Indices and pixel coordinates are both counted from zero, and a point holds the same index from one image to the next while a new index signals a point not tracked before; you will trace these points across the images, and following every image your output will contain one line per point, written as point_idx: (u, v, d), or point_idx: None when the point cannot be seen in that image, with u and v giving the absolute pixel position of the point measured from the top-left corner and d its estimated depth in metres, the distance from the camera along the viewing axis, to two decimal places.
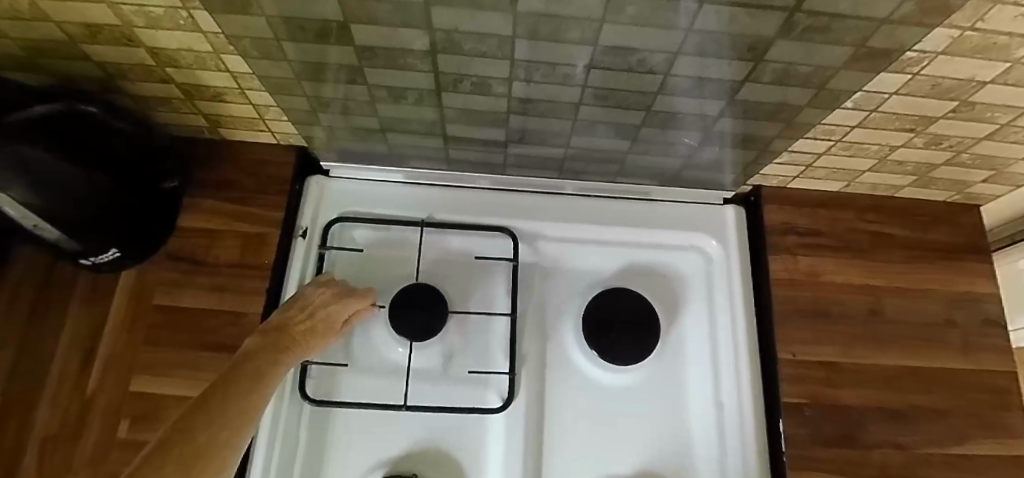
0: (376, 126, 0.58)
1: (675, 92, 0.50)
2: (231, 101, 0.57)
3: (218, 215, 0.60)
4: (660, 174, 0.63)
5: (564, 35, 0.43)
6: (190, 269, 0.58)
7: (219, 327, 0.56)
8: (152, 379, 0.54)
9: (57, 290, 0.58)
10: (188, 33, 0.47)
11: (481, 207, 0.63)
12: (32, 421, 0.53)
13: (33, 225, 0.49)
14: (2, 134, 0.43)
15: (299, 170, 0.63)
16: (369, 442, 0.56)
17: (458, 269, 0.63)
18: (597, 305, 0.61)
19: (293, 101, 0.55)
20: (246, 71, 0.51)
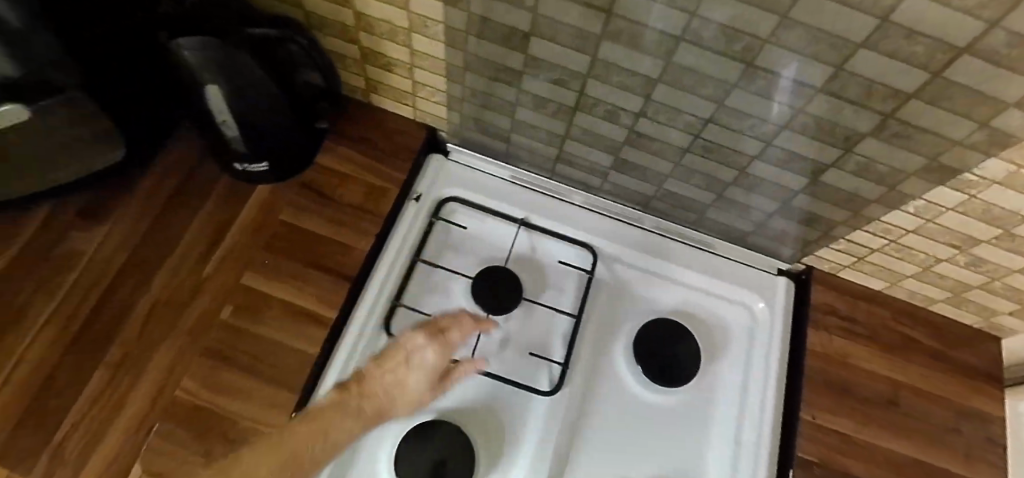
0: (506, 127, 0.67)
1: (768, 161, 0.59)
2: (395, 73, 0.66)
3: (350, 162, 0.69)
4: (729, 232, 0.71)
5: (696, 88, 0.54)
6: (316, 199, 0.66)
7: (330, 253, 0.64)
8: (262, 278, 0.61)
9: (199, 185, 0.66)
10: (398, 9, 0.57)
11: (570, 220, 0.71)
12: (149, 283, 0.61)
13: (222, 121, 0.59)
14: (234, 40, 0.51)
15: (425, 145, 0.72)
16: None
17: (538, 265, 0.70)
18: (651, 330, 0.67)
19: (447, 87, 0.65)
20: (424, 51, 0.61)
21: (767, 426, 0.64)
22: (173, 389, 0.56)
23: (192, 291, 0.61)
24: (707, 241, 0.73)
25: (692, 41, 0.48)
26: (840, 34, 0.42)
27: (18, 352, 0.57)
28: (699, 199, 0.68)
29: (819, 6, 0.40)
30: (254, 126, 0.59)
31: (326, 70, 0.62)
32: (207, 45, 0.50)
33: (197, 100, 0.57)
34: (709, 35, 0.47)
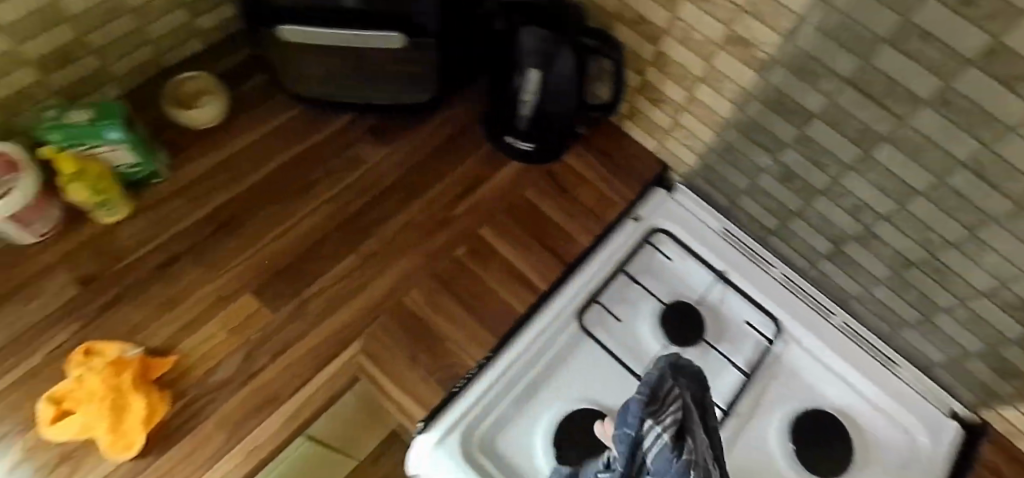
0: (743, 187, 0.73)
1: (1000, 304, 0.59)
2: (661, 109, 0.74)
3: (592, 169, 0.77)
4: (917, 357, 0.73)
5: (959, 214, 0.55)
6: (556, 189, 0.75)
7: (555, 237, 0.72)
8: (496, 235, 0.71)
9: (467, 142, 0.76)
10: (703, 61, 0.65)
11: (767, 288, 0.75)
12: (409, 204, 0.71)
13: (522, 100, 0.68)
14: (565, 41, 0.60)
15: (657, 178, 0.79)
16: (595, 374, 0.67)
17: (723, 318, 0.74)
18: (813, 417, 0.69)
19: (704, 136, 0.72)
20: (702, 100, 0.68)
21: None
22: (399, 297, 0.67)
23: (436, 224, 0.71)
24: (891, 358, 0.74)
25: (974, 169, 0.49)
26: None
27: (301, 216, 0.69)
28: (903, 314, 0.70)
29: None
30: (545, 110, 0.69)
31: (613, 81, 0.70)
32: (543, 38, 0.60)
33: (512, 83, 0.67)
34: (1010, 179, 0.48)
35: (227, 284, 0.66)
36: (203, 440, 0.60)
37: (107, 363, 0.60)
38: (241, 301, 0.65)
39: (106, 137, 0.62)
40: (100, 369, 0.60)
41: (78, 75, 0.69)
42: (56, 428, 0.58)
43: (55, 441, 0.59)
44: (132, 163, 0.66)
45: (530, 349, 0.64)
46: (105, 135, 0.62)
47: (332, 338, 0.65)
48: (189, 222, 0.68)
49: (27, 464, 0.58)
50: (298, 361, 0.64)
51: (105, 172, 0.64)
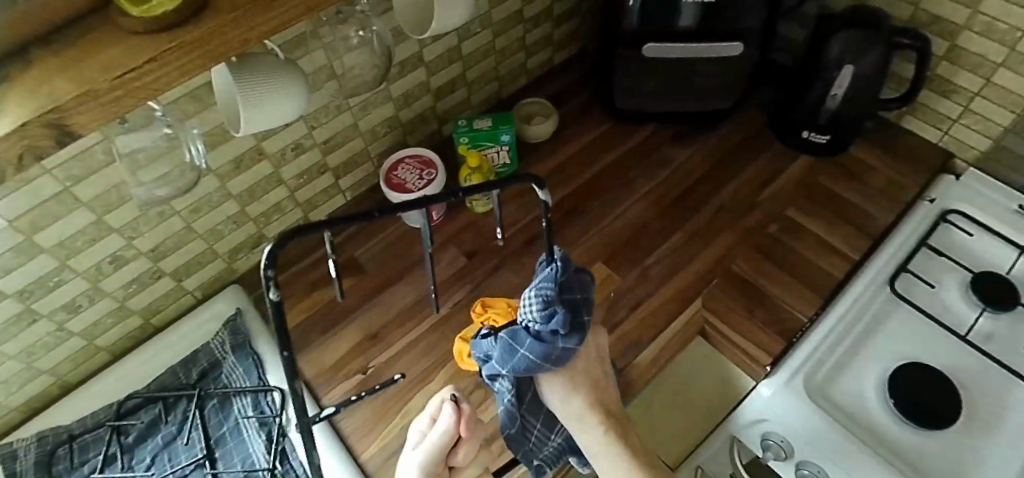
0: (988, 153, 0.81)
1: (867, 294, 0.75)
2: (951, 99, 0.81)
3: (878, 155, 0.85)
4: (875, 303, 0.76)
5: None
6: (847, 175, 0.83)
7: (857, 213, 0.80)
8: (802, 214, 0.81)
9: (761, 139, 0.88)
10: (980, 55, 0.75)
11: (842, 322, 0.74)
12: (721, 188, 0.83)
13: (831, 93, 0.78)
14: (863, 43, 0.72)
15: (941, 166, 0.84)
16: (903, 346, 0.75)
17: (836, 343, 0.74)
18: (900, 379, 0.72)
19: (982, 125, 0.80)
20: (972, 90, 0.78)
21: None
22: (728, 264, 0.78)
23: (744, 208, 0.82)
24: (860, 314, 0.75)
25: None
26: None
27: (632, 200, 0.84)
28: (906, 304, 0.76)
29: None
30: (851, 106, 0.79)
31: (912, 76, 0.78)
32: (848, 37, 0.72)
33: (824, 78, 0.77)
34: None
35: (582, 254, 0.79)
36: None
37: (507, 307, 0.72)
38: (596, 269, 0.78)
39: (501, 139, 0.80)
40: (503, 313, 0.72)
41: (456, 101, 0.89)
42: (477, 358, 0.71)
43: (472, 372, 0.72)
44: (506, 163, 0.82)
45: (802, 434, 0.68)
46: (500, 138, 0.80)
47: (678, 297, 0.75)
48: (542, 209, 0.83)
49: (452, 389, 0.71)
50: (653, 313, 0.74)
51: (490, 168, 0.80)
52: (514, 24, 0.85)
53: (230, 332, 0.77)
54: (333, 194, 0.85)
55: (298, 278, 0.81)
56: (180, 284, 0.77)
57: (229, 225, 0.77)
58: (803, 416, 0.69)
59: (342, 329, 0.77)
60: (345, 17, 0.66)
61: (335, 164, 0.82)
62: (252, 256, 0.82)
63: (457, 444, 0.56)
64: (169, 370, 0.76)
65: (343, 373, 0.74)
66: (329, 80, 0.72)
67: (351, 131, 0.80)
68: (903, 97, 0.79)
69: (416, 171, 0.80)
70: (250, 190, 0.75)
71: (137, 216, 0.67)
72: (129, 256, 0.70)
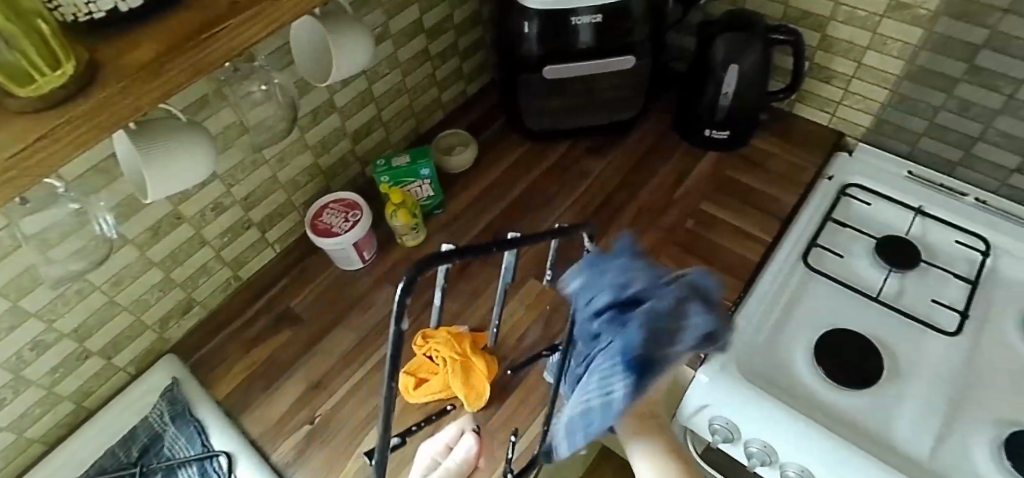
0: (872, 128, 0.89)
1: (787, 271, 0.79)
2: (831, 85, 0.88)
3: (776, 143, 0.91)
4: (796, 279, 0.80)
5: (903, 125, 0.86)
6: (751, 165, 0.89)
7: (764, 200, 0.85)
8: (714, 207, 0.85)
9: (669, 142, 0.93)
10: (847, 41, 0.82)
11: (768, 302, 0.77)
12: (637, 192, 0.87)
13: (723, 92, 0.83)
14: (744, 43, 0.78)
15: (833, 146, 0.91)
16: (823, 314, 0.79)
17: (767, 323, 0.78)
18: (826, 347, 0.76)
19: (861, 103, 0.87)
20: (847, 73, 0.85)
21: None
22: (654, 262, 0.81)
23: (663, 209, 0.85)
24: (784, 292, 0.79)
25: (939, 69, 0.78)
26: (1010, 73, 0.73)
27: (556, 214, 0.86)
28: (825, 276, 0.81)
29: (990, 90, 0.77)
30: (743, 101, 0.84)
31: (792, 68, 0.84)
32: (731, 39, 0.78)
33: (714, 79, 0.83)
34: (1001, 62, 0.73)
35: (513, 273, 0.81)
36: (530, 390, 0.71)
37: (448, 336, 0.73)
38: (529, 285, 0.80)
39: (421, 174, 0.81)
40: (444, 342, 0.73)
41: (374, 142, 0.91)
42: (422, 390, 0.71)
43: (420, 404, 0.71)
44: (430, 196, 0.84)
45: (744, 413, 0.71)
46: (420, 173, 0.81)
47: None
48: (472, 235, 0.84)
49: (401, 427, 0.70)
50: None
51: (415, 203, 0.82)
52: (423, 60, 0.90)
53: (168, 401, 0.76)
54: (261, 248, 0.84)
55: (237, 337, 0.81)
56: (110, 361, 0.74)
57: (156, 294, 0.75)
58: (740, 395, 0.71)
59: (285, 382, 0.76)
60: (245, 74, 0.66)
61: (259, 218, 0.82)
62: (184, 322, 0.81)
63: (472, 474, 0.64)
64: (107, 453, 0.73)
65: (290, 427, 0.72)
66: (241, 136, 0.73)
67: (271, 184, 0.80)
68: (786, 89, 0.86)
69: (341, 215, 0.81)
70: (173, 255, 0.74)
71: (55, 298, 0.64)
72: (51, 340, 0.66)
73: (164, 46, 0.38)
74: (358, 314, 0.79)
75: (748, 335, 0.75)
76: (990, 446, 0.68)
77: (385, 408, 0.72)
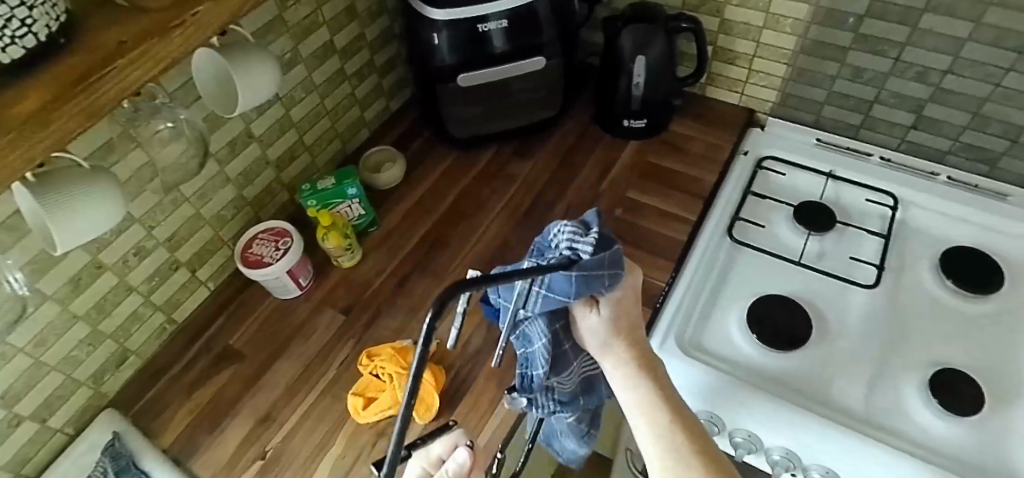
0: (779, 102, 0.93)
1: (712, 248, 0.83)
2: (736, 65, 0.92)
3: (692, 126, 0.95)
4: (722, 255, 0.84)
5: (807, 96, 0.91)
6: (671, 149, 0.93)
7: (687, 181, 0.88)
8: (642, 194, 0.88)
9: (591, 137, 0.96)
10: (744, 22, 0.86)
11: (698, 279, 0.81)
12: (566, 189, 0.89)
13: (636, 82, 0.86)
14: (648, 32, 0.81)
15: (745, 123, 0.95)
16: (754, 283, 0.82)
17: (700, 300, 0.80)
18: (759, 314, 0.78)
19: (766, 80, 0.91)
20: (748, 53, 0.89)
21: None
22: None
23: (592, 200, 0.88)
24: (712, 268, 0.82)
25: (830, 40, 0.83)
26: (892, 37, 0.79)
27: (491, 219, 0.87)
28: (752, 248, 0.84)
29: (878, 54, 0.82)
30: (656, 89, 0.87)
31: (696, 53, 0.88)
32: (636, 30, 0.81)
33: (625, 70, 0.85)
34: (883, 28, 0.79)
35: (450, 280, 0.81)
36: (482, 393, 0.71)
37: (393, 351, 0.73)
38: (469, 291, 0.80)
39: (347, 194, 0.81)
40: (389, 358, 0.72)
41: (301, 167, 0.92)
42: (371, 407, 0.70)
43: (370, 423, 0.70)
44: (361, 215, 0.84)
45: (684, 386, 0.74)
46: (347, 193, 0.81)
47: None
48: (408, 248, 0.85)
49: (354, 450, 0.69)
50: None
51: (346, 223, 0.82)
52: (340, 82, 0.91)
53: (111, 458, 0.71)
54: (193, 288, 0.82)
55: (178, 382, 0.79)
56: (42, 427, 0.69)
57: (84, 349, 0.71)
58: (684, 370, 0.73)
59: (232, 421, 0.74)
60: (150, 111, 0.63)
61: (186, 258, 0.80)
62: (119, 373, 0.78)
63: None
64: None
65: (241, 467, 0.70)
66: (155, 175, 0.71)
67: (196, 221, 0.79)
68: (694, 74, 0.90)
69: (272, 244, 0.80)
70: (97, 306, 0.70)
71: None
72: None
73: (54, 92, 0.37)
74: (300, 342, 0.78)
75: (683, 313, 0.78)
76: (918, 393, 0.71)
77: (337, 434, 0.70)
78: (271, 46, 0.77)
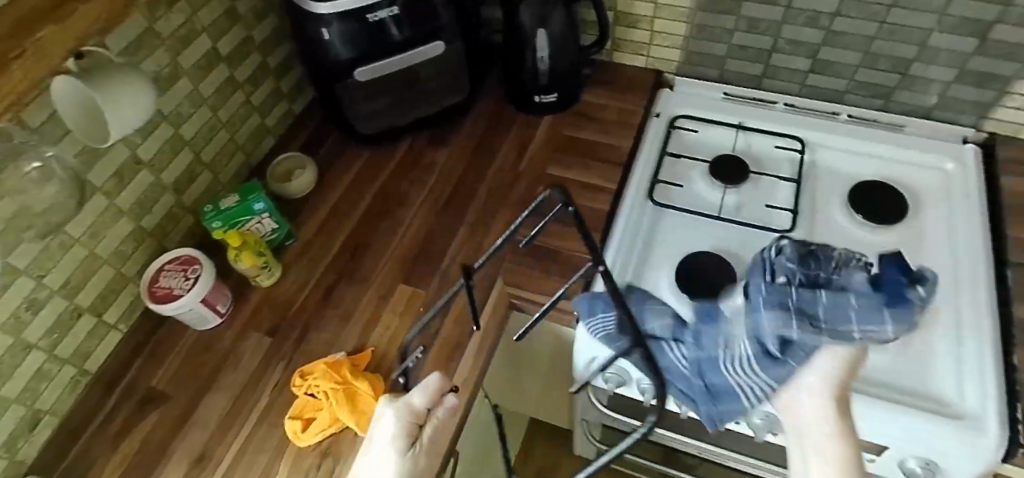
0: (684, 61, 0.94)
1: (636, 213, 0.83)
2: (639, 28, 0.91)
3: (603, 94, 0.95)
4: (647, 218, 0.84)
5: (710, 52, 0.91)
6: (584, 120, 0.92)
7: (603, 150, 0.88)
8: (560, 169, 0.87)
9: (503, 119, 0.95)
10: None
11: (625, 246, 0.80)
12: (485, 174, 0.88)
13: (540, 56, 0.85)
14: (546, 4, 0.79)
15: (654, 85, 0.96)
16: (679, 242, 0.82)
17: (629, 266, 0.79)
18: (687, 272, 0.78)
19: (669, 39, 0.91)
20: (648, 14, 0.89)
21: (983, 290, 0.74)
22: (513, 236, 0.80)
23: (512, 182, 0.87)
24: (638, 233, 0.82)
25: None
26: None
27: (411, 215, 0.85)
28: (674, 207, 0.84)
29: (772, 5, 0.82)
30: (562, 61, 0.86)
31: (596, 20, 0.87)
32: (532, 4, 0.79)
33: (528, 45, 0.84)
34: None
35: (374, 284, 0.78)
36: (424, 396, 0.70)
37: (325, 368, 0.69)
38: (399, 291, 0.77)
39: (255, 209, 0.77)
40: (322, 375, 0.69)
41: (202, 188, 0.86)
42: (311, 429, 0.67)
43: (312, 445, 0.68)
44: (274, 229, 0.79)
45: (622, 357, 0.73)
46: (254, 208, 0.77)
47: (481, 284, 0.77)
48: (330, 257, 0.81)
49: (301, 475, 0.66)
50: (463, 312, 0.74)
51: (259, 240, 0.77)
52: (231, 91, 0.85)
53: None
54: (101, 334, 0.76)
55: (100, 437, 0.73)
56: None
57: None
58: None
59: (166, 468, 0.69)
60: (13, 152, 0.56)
61: (87, 304, 0.73)
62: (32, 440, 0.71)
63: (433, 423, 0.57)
64: None
65: None
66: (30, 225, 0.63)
67: (90, 264, 0.72)
68: (597, 42, 0.89)
69: (181, 275, 0.75)
70: None
71: None
72: None
73: None
74: (228, 372, 0.75)
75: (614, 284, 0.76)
76: None
77: (280, 460, 0.68)
78: (144, 63, 0.69)
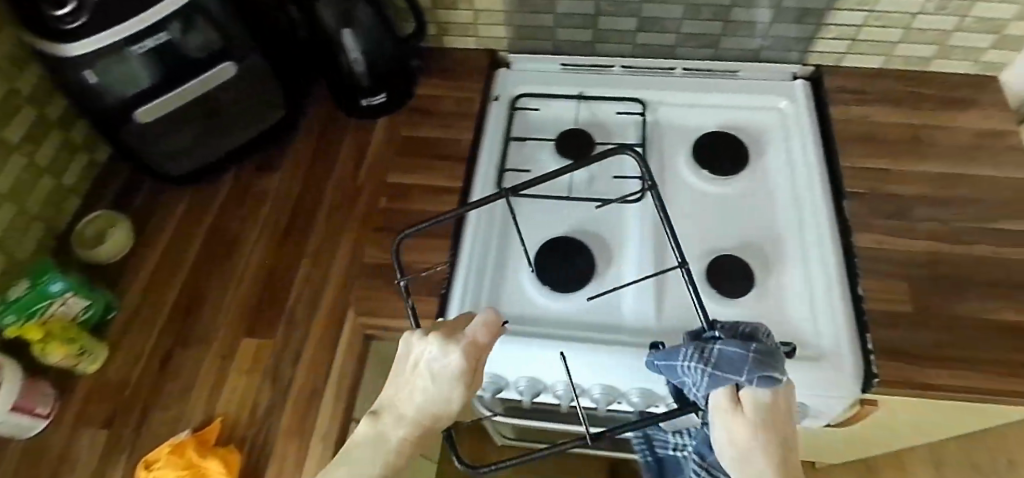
0: (517, 36, 0.89)
1: (487, 207, 0.79)
2: (461, 8, 0.85)
3: (439, 85, 0.89)
4: (501, 211, 0.81)
5: (540, 22, 0.86)
6: (421, 115, 0.86)
7: (444, 146, 0.83)
8: (401, 175, 0.81)
9: (334, 129, 0.87)
10: None
11: (481, 245, 0.76)
12: (323, 195, 0.81)
13: (355, 58, 0.77)
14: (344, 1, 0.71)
15: (490, 65, 0.91)
16: (536, 232, 0.80)
17: (487, 265, 0.76)
18: (545, 260, 0.75)
19: (495, 16, 0.85)
20: None
21: (829, 223, 0.74)
22: (361, 258, 0.75)
23: (354, 198, 0.80)
24: (492, 226, 0.79)
25: None
26: None
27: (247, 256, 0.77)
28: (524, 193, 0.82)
29: None
30: (381, 58, 0.79)
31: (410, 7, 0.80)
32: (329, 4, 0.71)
33: (337, 47, 0.75)
34: None
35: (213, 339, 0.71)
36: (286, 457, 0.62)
37: (166, 453, 0.61)
38: (244, 345, 0.70)
39: (52, 292, 0.65)
40: (164, 462, 0.61)
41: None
42: None
43: None
44: (84, 306, 0.69)
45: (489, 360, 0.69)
46: (51, 291, 0.65)
47: (333, 317, 0.71)
48: (162, 322, 0.73)
49: None
50: (316, 353, 0.69)
51: (66, 325, 0.67)
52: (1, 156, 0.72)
53: None
54: None
55: None
56: None
57: None
58: None
59: None
60: None
61: None
62: None
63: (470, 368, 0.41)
64: None
65: None
66: None
67: None
68: (417, 32, 0.82)
69: None
70: None
71: None
72: None
73: None
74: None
75: (474, 288, 0.73)
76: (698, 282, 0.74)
77: None
78: None
